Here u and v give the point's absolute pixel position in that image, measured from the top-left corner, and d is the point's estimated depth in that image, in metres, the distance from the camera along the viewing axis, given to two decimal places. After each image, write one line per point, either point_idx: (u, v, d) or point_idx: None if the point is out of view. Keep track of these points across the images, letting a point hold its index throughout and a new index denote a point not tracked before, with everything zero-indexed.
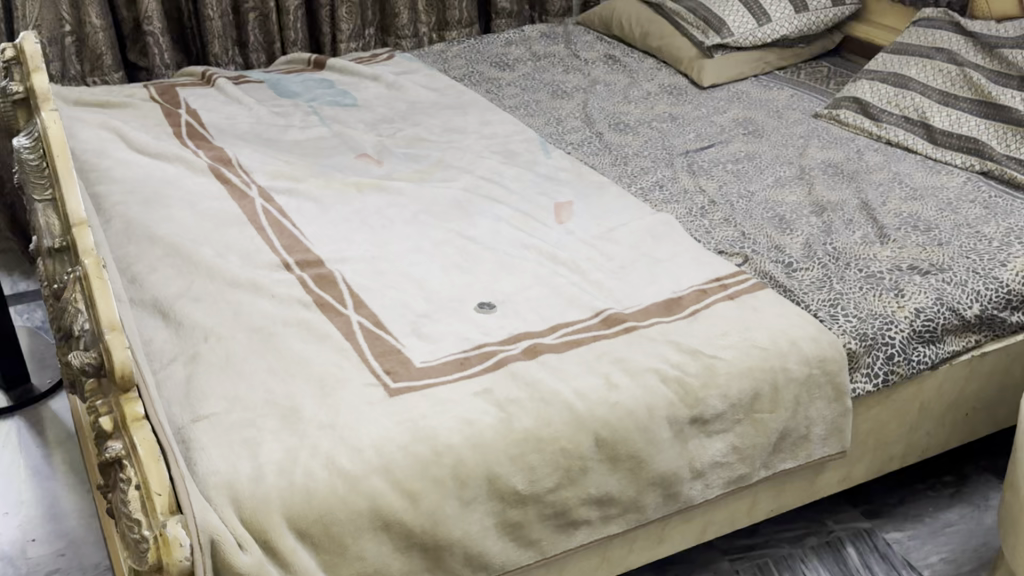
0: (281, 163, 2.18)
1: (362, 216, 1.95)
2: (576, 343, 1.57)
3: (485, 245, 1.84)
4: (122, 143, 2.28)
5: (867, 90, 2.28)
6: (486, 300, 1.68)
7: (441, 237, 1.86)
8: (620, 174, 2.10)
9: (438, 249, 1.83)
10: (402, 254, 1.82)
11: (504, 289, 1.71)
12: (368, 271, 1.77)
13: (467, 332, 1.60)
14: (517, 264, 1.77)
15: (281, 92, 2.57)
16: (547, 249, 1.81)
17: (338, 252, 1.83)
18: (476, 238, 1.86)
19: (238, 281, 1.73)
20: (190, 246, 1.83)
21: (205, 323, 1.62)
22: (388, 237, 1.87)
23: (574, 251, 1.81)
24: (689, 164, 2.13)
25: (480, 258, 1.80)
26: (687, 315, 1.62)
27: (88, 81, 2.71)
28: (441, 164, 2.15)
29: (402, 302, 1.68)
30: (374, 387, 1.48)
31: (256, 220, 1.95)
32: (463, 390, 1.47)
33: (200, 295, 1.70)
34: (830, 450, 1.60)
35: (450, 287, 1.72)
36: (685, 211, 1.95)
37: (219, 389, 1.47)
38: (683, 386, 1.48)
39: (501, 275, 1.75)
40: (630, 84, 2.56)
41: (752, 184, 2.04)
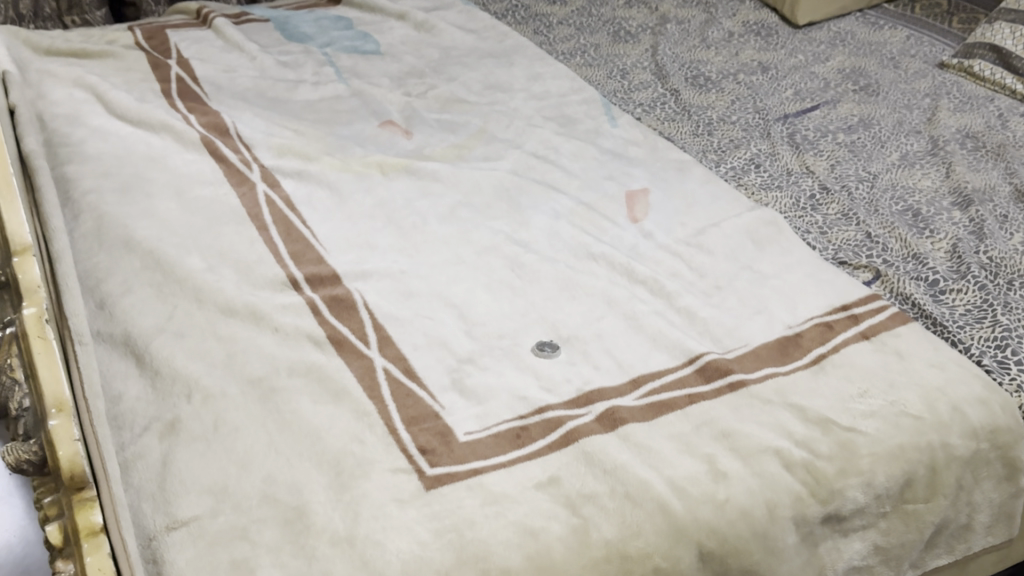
0: (289, 135, 1.80)
1: (388, 212, 1.57)
2: (667, 406, 1.20)
3: (542, 253, 1.46)
4: (100, 106, 1.90)
5: (1009, 35, 1.86)
6: (546, 339, 1.31)
7: (485, 241, 1.49)
8: (705, 148, 1.70)
9: (484, 258, 1.45)
10: (438, 266, 1.45)
11: (570, 321, 1.33)
12: (395, 292, 1.40)
13: (523, 388, 1.24)
14: (584, 284, 1.39)
15: (290, 35, 2.18)
16: (621, 260, 1.43)
17: (359, 263, 1.46)
18: (532, 242, 1.48)
19: (232, 306, 1.37)
20: (176, 257, 1.47)
21: (187, 372, 1.26)
22: (421, 241, 1.50)
23: (656, 264, 1.43)
24: (790, 134, 1.73)
25: (537, 274, 1.42)
26: (810, 363, 1.25)
27: (67, 22, 2.32)
28: (482, 135, 1.76)
29: (439, 338, 1.32)
30: (406, 475, 1.12)
31: (258, 215, 1.58)
32: (522, 479, 1.11)
33: (183, 330, 1.34)
34: (994, 540, 1.23)
35: (500, 316, 1.35)
36: (791, 202, 1.56)
37: (202, 477, 1.12)
38: (814, 474, 1.12)
39: (564, 297, 1.37)
40: (707, 21, 2.15)
41: (872, 162, 1.64)
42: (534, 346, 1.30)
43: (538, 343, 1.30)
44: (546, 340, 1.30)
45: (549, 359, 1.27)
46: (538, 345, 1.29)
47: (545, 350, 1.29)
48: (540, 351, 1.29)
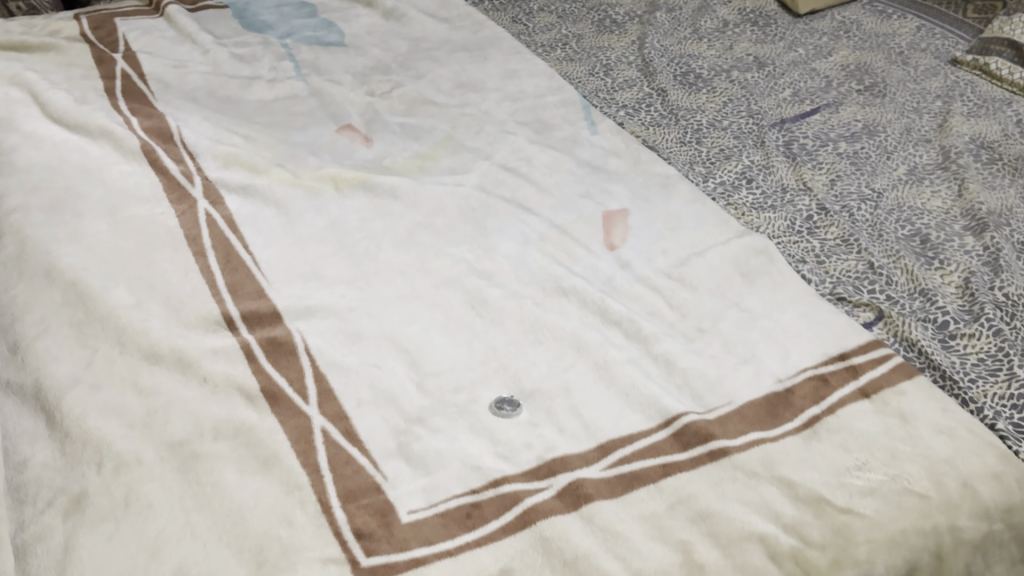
0: (238, 142, 1.64)
1: (339, 234, 1.42)
2: (639, 478, 1.06)
3: (507, 286, 1.31)
4: (37, 107, 1.73)
5: None
6: (507, 394, 1.16)
7: (445, 272, 1.34)
8: (692, 159, 1.55)
9: (442, 293, 1.30)
10: (391, 300, 1.30)
11: (533, 372, 1.18)
12: (340, 333, 1.26)
13: (477, 454, 1.09)
14: (551, 326, 1.24)
15: (249, 23, 2.01)
16: (594, 296, 1.28)
17: (303, 297, 1.31)
18: (496, 272, 1.33)
19: (157, 351, 1.23)
20: (100, 291, 1.32)
21: (100, 433, 1.12)
22: (372, 272, 1.35)
23: (634, 302, 1.28)
24: (786, 143, 1.58)
25: (500, 314, 1.27)
26: (800, 427, 1.10)
27: (11, 7, 2.14)
28: (449, 143, 1.60)
29: (386, 389, 1.17)
30: (337, 566, 0.98)
31: (197, 238, 1.43)
32: (468, 570, 0.97)
33: (101, 381, 1.20)
34: None
35: (455, 363, 1.20)
36: (785, 224, 1.41)
37: (107, 567, 0.98)
38: (803, 566, 0.97)
39: (529, 341, 1.23)
40: (701, 9, 2.00)
41: (876, 177, 1.50)
42: (492, 403, 1.15)
43: (497, 398, 1.15)
44: (506, 395, 1.16)
45: (509, 419, 1.13)
46: (496, 402, 1.15)
47: (504, 407, 1.14)
48: (499, 410, 1.14)
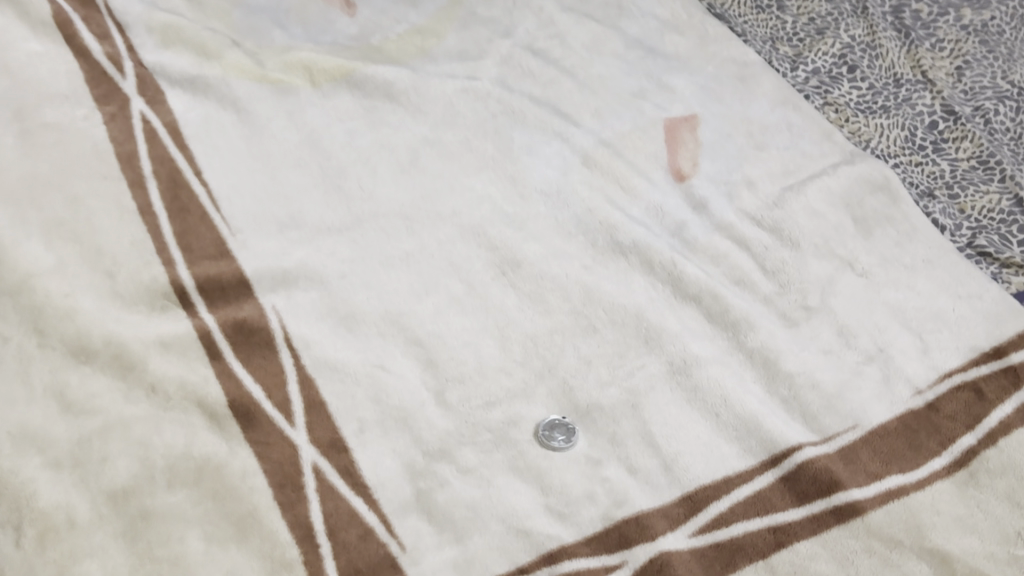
0: (177, 2, 1.24)
1: (321, 156, 1.09)
2: (746, 549, 0.79)
3: (546, 241, 1.00)
4: None
5: None
6: (560, 416, 0.87)
7: (463, 218, 1.02)
8: (775, 37, 1.22)
9: (461, 250, 0.99)
10: (395, 259, 0.99)
11: (591, 379, 0.89)
12: (328, 307, 0.95)
13: (522, 509, 0.82)
14: (610, 302, 0.94)
15: None
16: (662, 257, 0.97)
17: (278, 256, 0.99)
18: (532, 216, 1.02)
19: (87, 343, 0.90)
20: (7, 239, 0.95)
21: (15, 478, 0.80)
22: (366, 214, 1.03)
23: (716, 265, 0.97)
24: (895, 10, 1.26)
25: (540, 285, 0.96)
26: (951, 466, 0.83)
27: None
28: (456, 11, 1.24)
29: (394, 396, 0.89)
30: None
31: (132, 158, 1.07)
32: None
33: (10, 391, 0.85)
34: None
35: (483, 358, 0.91)
36: (903, 135, 1.10)
37: None
38: None
39: (581, 328, 0.93)
40: None
41: (1015, 64, 1.19)
42: (541, 430, 0.86)
43: (547, 424, 0.86)
44: (559, 417, 0.87)
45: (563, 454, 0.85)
46: (546, 430, 0.86)
47: (557, 438, 0.85)
48: (549, 442, 0.85)
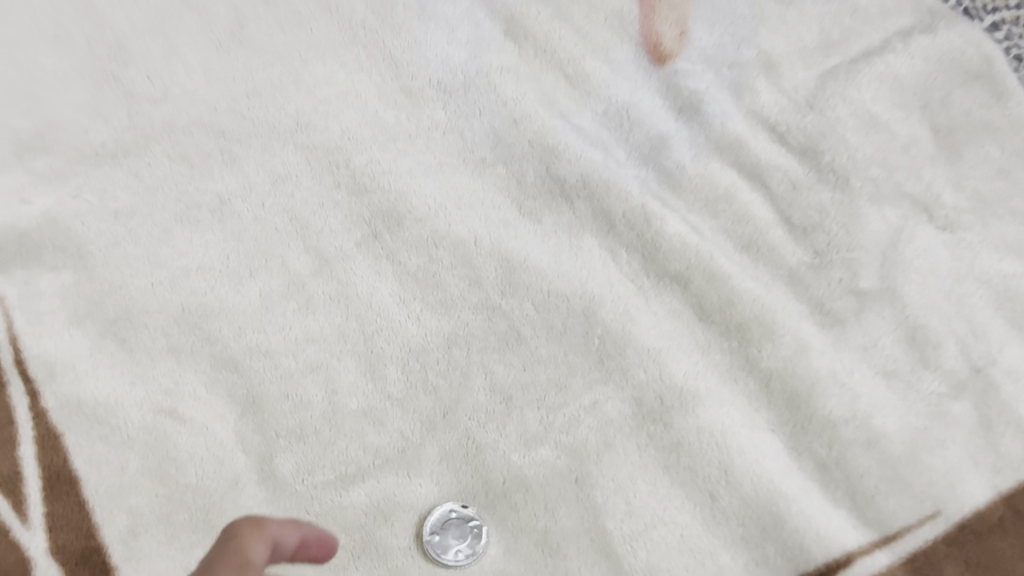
0: None
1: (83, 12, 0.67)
2: None
3: (445, 176, 0.63)
4: None
5: None
6: (462, 507, 0.53)
7: (314, 134, 0.64)
8: None
9: (308, 192, 0.62)
10: (200, 208, 0.62)
11: (510, 431, 0.55)
12: (87, 296, 0.59)
13: None
14: (542, 289, 0.59)
15: None
16: (626, 208, 0.61)
17: (12, 206, 0.62)
18: (423, 130, 0.64)
19: None
20: None
21: None
22: (158, 127, 0.65)
23: (712, 218, 0.61)
24: None
25: (432, 257, 0.60)
26: None
27: None
28: None
29: (190, 464, 0.55)
30: None
31: None
32: None
33: None
34: None
35: (337, 391, 0.57)
36: None
37: None
38: None
39: (499, 334, 0.58)
40: None
41: None
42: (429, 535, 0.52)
43: (440, 524, 0.52)
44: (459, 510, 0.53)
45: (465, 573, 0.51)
46: (438, 536, 0.52)
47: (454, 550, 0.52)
48: (441, 555, 0.51)
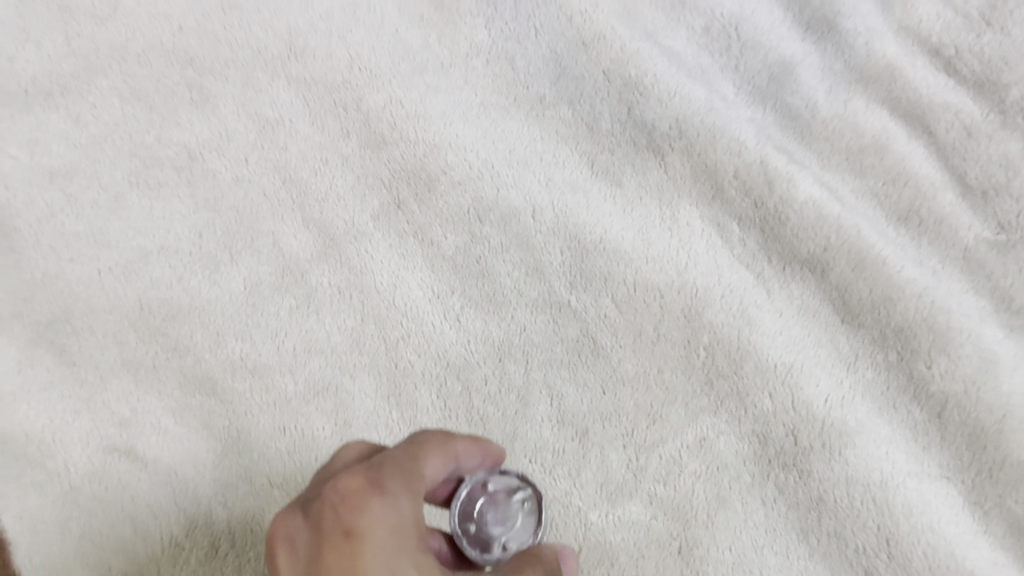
0: None
1: None
2: None
3: (492, 120, 0.47)
4: None
5: None
6: (499, 474, 0.33)
7: (313, 65, 0.48)
8: None
9: (307, 144, 0.47)
10: (163, 166, 0.46)
11: (586, 479, 0.40)
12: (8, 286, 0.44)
13: None
14: (627, 279, 0.43)
15: None
16: (740, 166, 0.45)
17: None
18: (459, 57, 0.48)
19: None
20: None
21: None
22: (106, 53, 0.49)
23: (855, 178, 0.45)
24: None
25: (475, 234, 0.45)
26: None
27: None
28: None
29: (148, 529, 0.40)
30: None
31: None
32: None
33: None
34: None
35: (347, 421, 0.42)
36: None
37: None
38: None
39: (568, 343, 0.43)
40: None
41: None
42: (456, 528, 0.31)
43: (465, 507, 0.31)
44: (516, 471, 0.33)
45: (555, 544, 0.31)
46: (476, 525, 0.31)
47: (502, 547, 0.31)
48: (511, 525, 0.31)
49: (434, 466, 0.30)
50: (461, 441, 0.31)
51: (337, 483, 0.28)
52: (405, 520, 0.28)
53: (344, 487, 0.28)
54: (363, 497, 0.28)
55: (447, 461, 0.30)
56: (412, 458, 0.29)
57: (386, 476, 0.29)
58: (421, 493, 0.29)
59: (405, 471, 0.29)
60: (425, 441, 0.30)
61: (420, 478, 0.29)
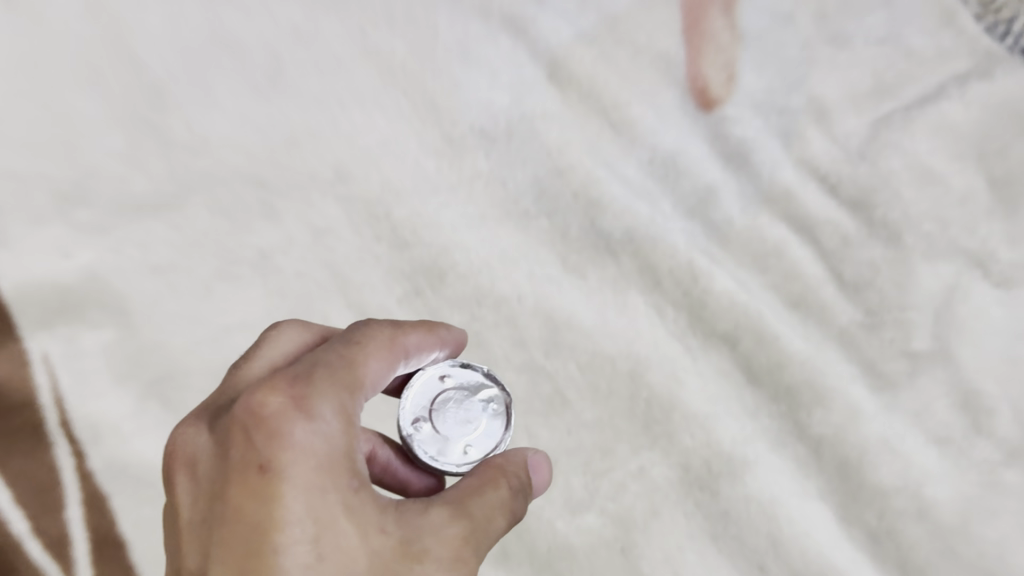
0: None
1: (126, 66, 0.67)
2: None
3: (490, 228, 0.62)
4: None
5: None
6: (459, 369, 0.48)
7: (354, 186, 0.63)
8: None
9: (350, 246, 0.62)
10: (241, 262, 0.62)
11: (556, 497, 0.55)
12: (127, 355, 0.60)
13: None
14: (588, 350, 0.58)
15: None
16: (674, 264, 0.59)
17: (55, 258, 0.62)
18: (465, 180, 0.63)
19: None
20: None
21: None
22: (197, 178, 0.64)
23: (761, 274, 0.60)
24: None
25: (475, 314, 0.59)
26: None
27: None
28: None
29: None
30: None
31: None
32: None
33: None
34: None
35: None
36: None
37: None
38: None
39: (542, 396, 0.57)
40: None
41: None
42: (413, 428, 0.46)
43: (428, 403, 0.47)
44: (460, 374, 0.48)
45: (521, 450, 0.45)
46: (430, 424, 0.46)
47: (460, 449, 0.46)
48: (458, 421, 0.47)
49: (368, 368, 0.42)
50: (403, 338, 0.44)
51: (262, 401, 0.39)
52: (326, 432, 0.39)
53: (271, 403, 0.39)
54: (289, 420, 0.38)
55: (389, 360, 0.43)
56: (346, 376, 0.41)
57: (314, 398, 0.39)
58: (346, 393, 0.40)
59: (335, 383, 0.40)
60: (371, 347, 0.43)
61: (347, 389, 0.40)
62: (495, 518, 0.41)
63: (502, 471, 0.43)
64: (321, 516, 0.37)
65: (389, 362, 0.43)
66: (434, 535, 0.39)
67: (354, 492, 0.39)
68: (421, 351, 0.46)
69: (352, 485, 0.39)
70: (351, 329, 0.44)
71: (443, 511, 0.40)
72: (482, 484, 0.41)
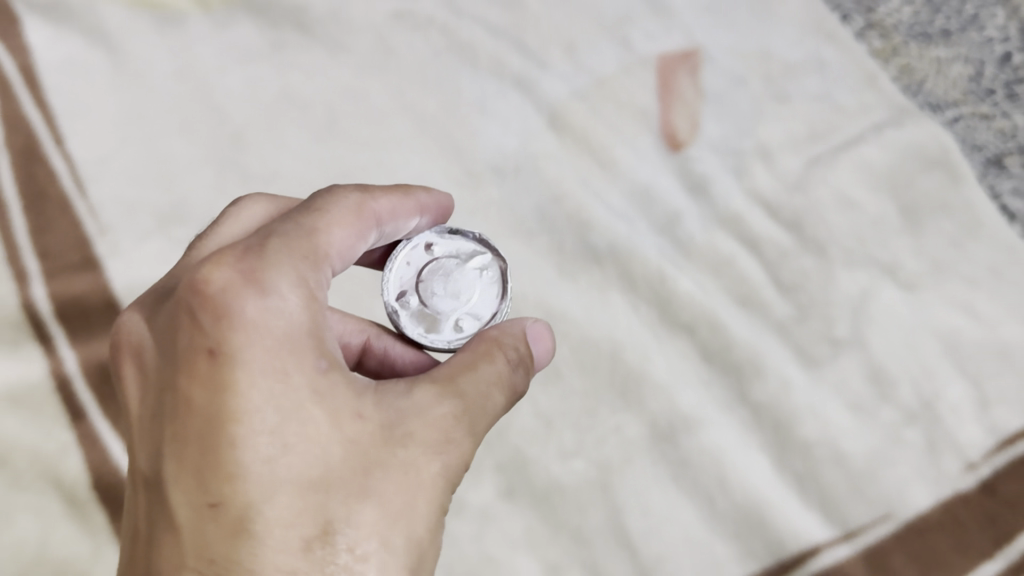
0: None
1: (214, 117, 0.84)
2: None
3: (501, 242, 0.78)
4: None
5: None
6: (444, 246, 0.64)
7: None
8: None
9: None
10: None
11: (551, 447, 0.70)
12: None
13: None
14: (578, 337, 0.74)
15: None
16: (647, 270, 0.75)
17: (157, 265, 0.78)
18: (482, 206, 0.80)
19: None
20: None
21: None
22: None
23: (717, 278, 0.75)
24: None
25: None
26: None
27: None
28: None
29: None
30: None
31: None
32: None
33: None
34: None
35: None
36: (967, 73, 0.84)
37: None
38: None
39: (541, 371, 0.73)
40: None
41: None
42: (402, 303, 0.61)
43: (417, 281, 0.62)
44: (445, 248, 0.63)
45: (522, 322, 0.57)
46: (418, 299, 0.61)
47: (452, 319, 0.60)
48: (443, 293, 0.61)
49: (326, 236, 0.51)
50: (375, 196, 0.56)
51: (215, 279, 0.45)
52: (279, 300, 0.46)
53: (223, 283, 0.45)
54: (243, 294, 0.45)
55: (352, 229, 0.52)
56: (303, 247, 0.49)
57: (284, 261, 0.47)
58: (301, 261, 0.48)
59: (290, 252, 0.48)
60: (339, 215, 0.52)
61: (305, 258, 0.49)
62: (490, 395, 0.51)
63: (479, 353, 0.52)
64: (305, 386, 0.44)
65: (356, 230, 0.53)
66: (419, 415, 0.47)
67: (324, 373, 0.46)
68: (397, 204, 0.57)
69: (321, 367, 0.46)
70: (319, 198, 0.54)
71: (419, 390, 0.49)
72: (470, 364, 0.51)
